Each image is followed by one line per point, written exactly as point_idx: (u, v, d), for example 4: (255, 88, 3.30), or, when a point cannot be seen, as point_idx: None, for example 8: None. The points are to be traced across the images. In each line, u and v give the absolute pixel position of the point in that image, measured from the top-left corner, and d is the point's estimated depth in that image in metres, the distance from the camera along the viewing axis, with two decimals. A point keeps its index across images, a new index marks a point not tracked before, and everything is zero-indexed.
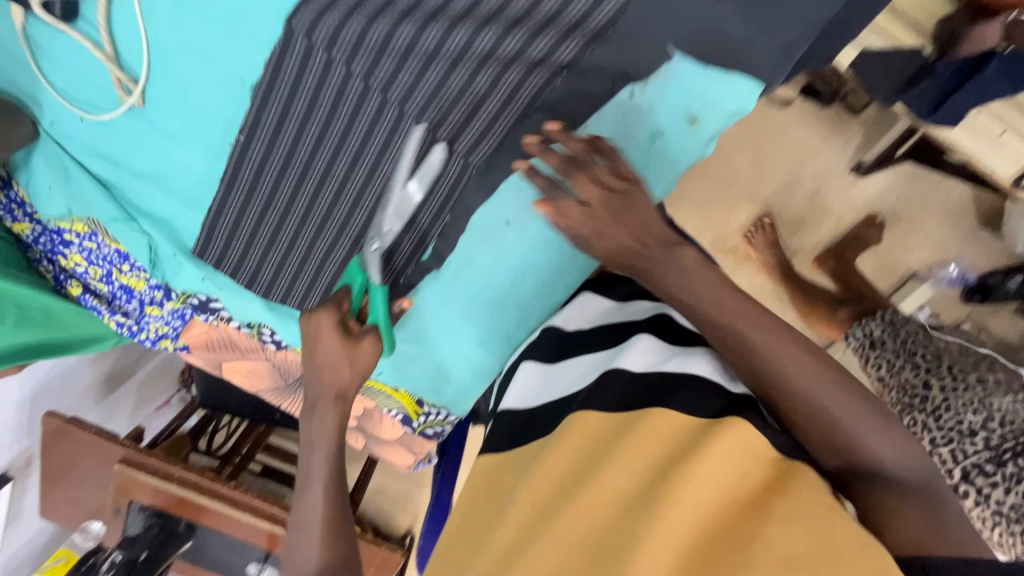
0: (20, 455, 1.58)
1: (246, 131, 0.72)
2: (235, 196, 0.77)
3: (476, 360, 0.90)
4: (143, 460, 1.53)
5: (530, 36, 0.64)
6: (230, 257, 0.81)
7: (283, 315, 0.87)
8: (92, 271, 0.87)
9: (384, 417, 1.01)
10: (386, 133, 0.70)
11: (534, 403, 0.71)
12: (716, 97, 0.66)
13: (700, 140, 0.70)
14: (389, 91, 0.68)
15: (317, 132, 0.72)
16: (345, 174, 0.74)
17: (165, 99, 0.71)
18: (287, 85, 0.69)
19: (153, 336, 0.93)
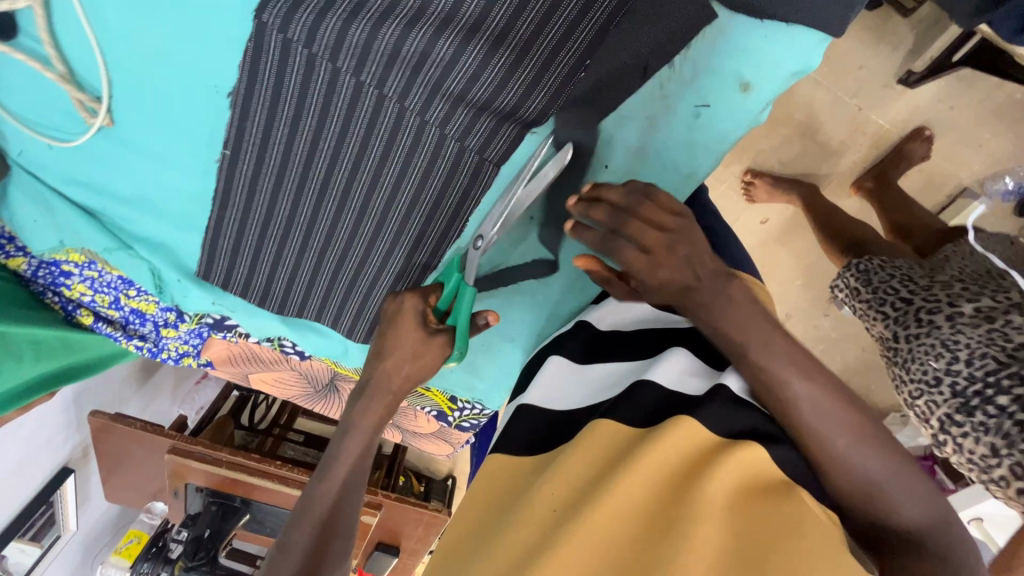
0: (77, 447, 1.63)
1: (232, 144, 0.64)
2: (231, 214, 0.70)
3: (508, 358, 0.86)
4: (191, 447, 1.55)
5: (545, 8, 0.55)
6: (236, 277, 0.76)
7: (302, 327, 0.83)
8: (99, 299, 0.83)
9: (419, 414, 1.03)
10: (390, 133, 0.62)
11: (561, 405, 0.64)
12: (772, 58, 0.56)
13: (754, 106, 0.59)
14: (387, 86, 0.59)
15: (310, 140, 0.63)
16: (347, 181, 0.66)
17: (136, 115, 0.62)
18: (269, 88, 0.59)
19: (176, 355, 0.95)
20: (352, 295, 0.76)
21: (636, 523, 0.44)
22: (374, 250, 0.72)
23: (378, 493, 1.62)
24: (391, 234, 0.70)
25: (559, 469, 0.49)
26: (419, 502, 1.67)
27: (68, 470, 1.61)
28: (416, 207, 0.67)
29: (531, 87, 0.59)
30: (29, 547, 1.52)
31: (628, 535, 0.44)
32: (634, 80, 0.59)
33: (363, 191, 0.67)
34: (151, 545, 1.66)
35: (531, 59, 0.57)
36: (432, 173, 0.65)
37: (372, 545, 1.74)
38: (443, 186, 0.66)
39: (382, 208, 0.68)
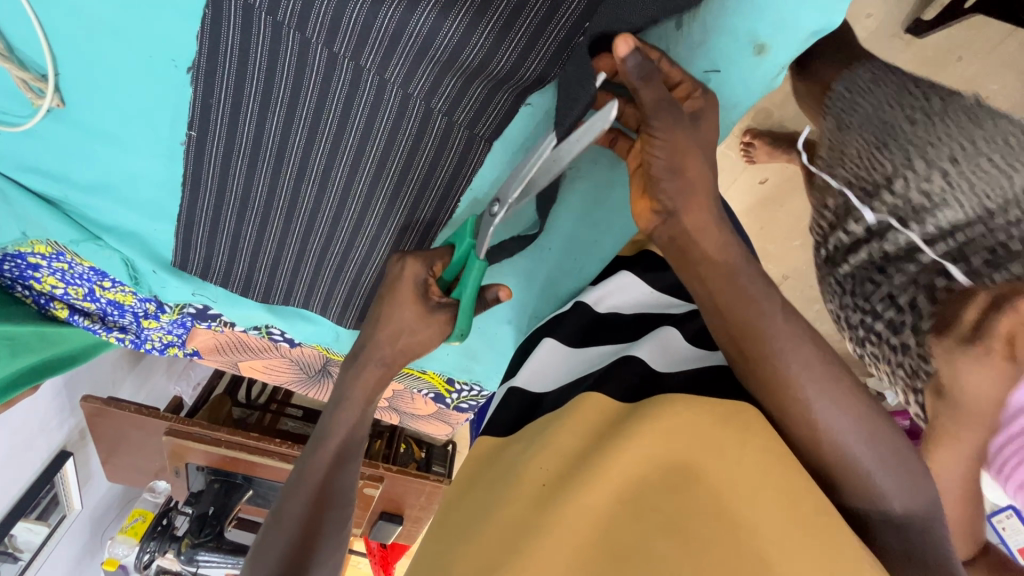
0: (73, 429, 1.62)
1: (197, 125, 0.58)
2: (203, 200, 0.64)
3: (502, 341, 0.84)
4: (189, 428, 1.52)
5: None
6: (214, 267, 0.71)
7: (289, 315, 0.81)
8: (72, 291, 0.78)
9: (415, 396, 1.02)
10: (370, 108, 0.56)
11: (545, 378, 0.63)
12: (789, 12, 0.51)
13: (767, 71, 0.55)
14: (363, 55, 0.53)
15: (283, 117, 0.57)
16: (327, 162, 0.61)
17: (88, 95, 0.57)
18: (234, 60, 0.53)
19: (160, 344, 0.92)
20: (338, 281, 0.73)
21: (621, 489, 0.45)
22: (360, 233, 0.68)
23: (378, 466, 1.62)
24: (377, 217, 0.66)
25: (547, 442, 0.50)
26: (420, 474, 1.68)
27: (67, 453, 1.60)
28: (402, 187, 0.63)
29: (524, 55, 0.53)
30: (35, 526, 1.54)
31: (604, 511, 0.44)
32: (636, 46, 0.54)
33: (345, 172, 0.62)
34: (156, 524, 1.68)
35: (525, 22, 0.51)
36: (418, 151, 0.60)
37: (376, 515, 1.77)
38: (430, 165, 0.61)
39: (367, 189, 0.63)
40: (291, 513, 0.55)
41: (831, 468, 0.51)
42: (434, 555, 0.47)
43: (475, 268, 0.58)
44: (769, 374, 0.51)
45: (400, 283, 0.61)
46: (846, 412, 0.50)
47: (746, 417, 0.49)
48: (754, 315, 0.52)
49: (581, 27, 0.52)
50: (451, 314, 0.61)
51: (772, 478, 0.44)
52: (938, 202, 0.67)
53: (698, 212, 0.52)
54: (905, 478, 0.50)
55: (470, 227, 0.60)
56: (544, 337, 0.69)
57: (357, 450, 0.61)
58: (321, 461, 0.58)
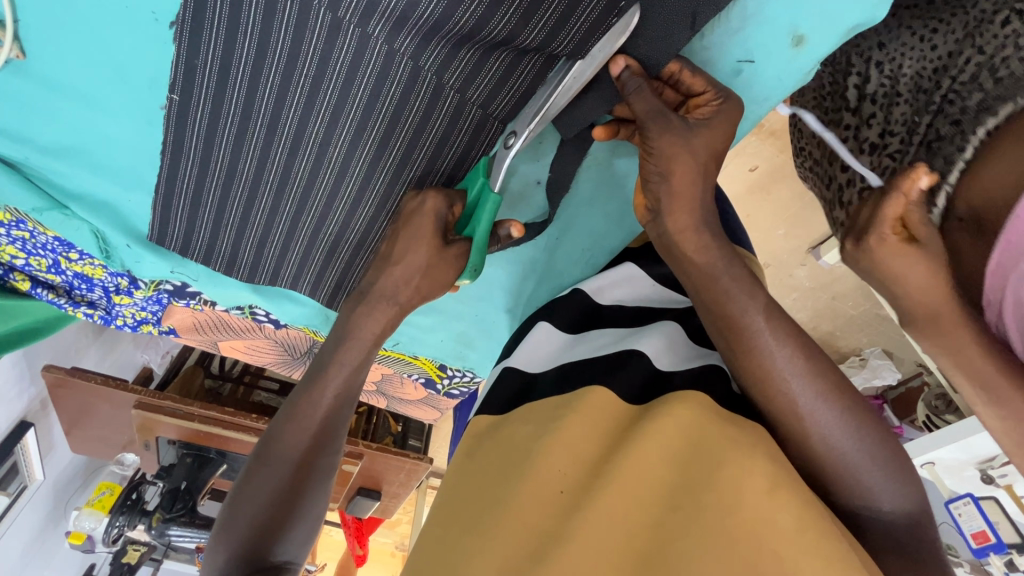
0: (34, 399, 1.55)
1: (179, 88, 0.52)
2: (185, 171, 0.59)
3: (499, 329, 0.82)
4: (161, 402, 1.46)
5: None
6: (196, 243, 0.66)
7: (277, 296, 0.76)
8: (35, 263, 0.72)
9: (405, 381, 1.00)
10: (377, 78, 0.52)
11: (540, 366, 0.61)
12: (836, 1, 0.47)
13: (802, 62, 0.51)
14: (370, 20, 0.48)
15: (277, 84, 0.52)
16: (324, 134, 0.56)
17: (53, 47, 0.50)
18: (223, 19, 0.47)
19: (133, 321, 0.86)
20: (331, 261, 0.69)
21: (641, 494, 0.45)
22: (357, 213, 0.63)
23: (358, 443, 1.59)
24: (377, 196, 0.62)
25: (559, 432, 0.49)
26: (400, 451, 1.67)
27: (28, 424, 1.53)
28: (406, 164, 0.59)
29: (551, 35, 0.48)
30: None
31: (632, 513, 0.43)
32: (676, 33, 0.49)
33: (344, 146, 0.57)
34: (125, 498, 1.63)
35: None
36: (426, 127, 0.56)
37: (354, 490, 1.75)
38: (437, 142, 0.57)
39: (366, 166, 0.59)
40: (259, 496, 0.55)
41: (830, 463, 0.52)
42: (438, 537, 0.47)
43: (490, 202, 0.56)
44: (770, 369, 0.53)
45: (419, 235, 0.57)
46: (836, 409, 0.53)
47: (744, 429, 0.50)
48: (750, 319, 0.53)
49: (616, 6, 0.46)
50: (464, 250, 0.59)
51: (773, 475, 0.45)
52: (883, 109, 0.68)
53: (694, 222, 0.53)
54: (894, 473, 0.53)
55: (483, 166, 0.57)
56: (540, 321, 0.67)
57: (337, 434, 0.59)
58: (292, 447, 0.56)
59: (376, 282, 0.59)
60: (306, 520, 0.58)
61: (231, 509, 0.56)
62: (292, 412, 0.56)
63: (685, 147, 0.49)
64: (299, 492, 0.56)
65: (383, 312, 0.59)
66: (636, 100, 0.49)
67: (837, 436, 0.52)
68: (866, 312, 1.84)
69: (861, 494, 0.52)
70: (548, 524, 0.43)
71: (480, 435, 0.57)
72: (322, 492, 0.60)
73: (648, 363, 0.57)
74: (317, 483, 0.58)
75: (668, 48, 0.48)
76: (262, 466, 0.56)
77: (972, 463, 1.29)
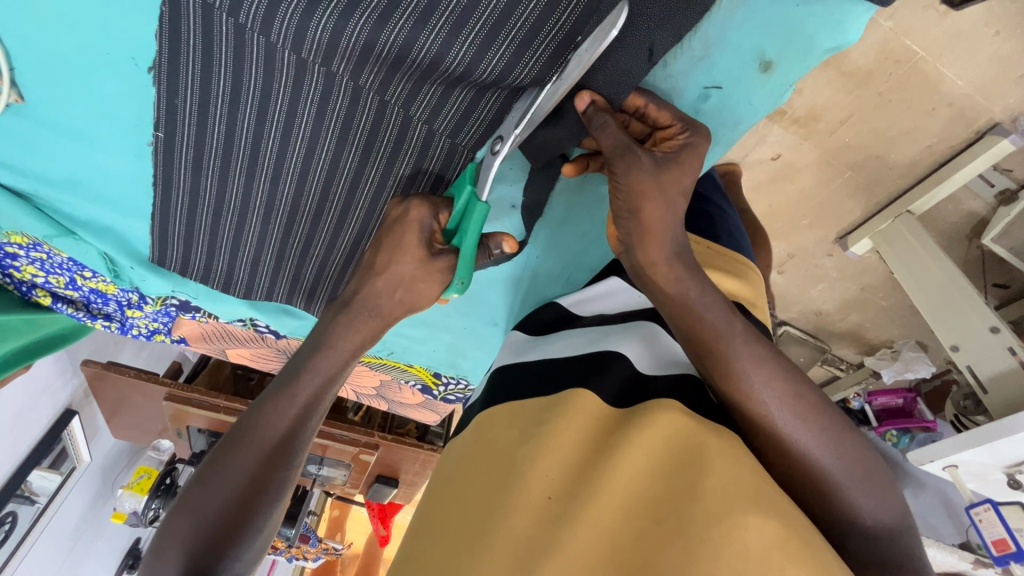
0: (76, 389, 1.67)
1: (163, 125, 0.55)
2: (176, 200, 0.62)
3: (488, 339, 0.85)
4: (188, 395, 1.53)
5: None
6: (195, 263, 0.70)
7: (273, 310, 0.82)
8: (54, 280, 0.77)
9: (403, 387, 1.05)
10: (346, 111, 0.54)
11: (519, 370, 0.62)
12: (799, 31, 0.46)
13: (770, 88, 0.50)
14: (333, 59, 0.49)
15: (253, 120, 0.54)
16: (304, 163, 0.58)
17: (46, 92, 0.53)
18: (197, 66, 0.49)
19: (147, 331, 0.93)
20: (321, 278, 0.72)
21: (623, 502, 0.45)
22: (342, 233, 0.66)
23: (374, 434, 1.62)
24: (359, 218, 0.64)
25: (548, 436, 0.49)
26: (415, 443, 1.69)
27: (72, 412, 1.65)
28: (382, 188, 0.61)
29: (510, 64, 0.48)
30: (49, 474, 1.59)
31: (613, 519, 0.44)
32: (642, 66, 0.47)
33: (323, 174, 0.59)
34: (159, 483, 1.71)
35: (511, 29, 0.45)
36: (398, 154, 0.58)
37: (373, 477, 1.80)
38: (410, 167, 0.59)
39: (346, 191, 0.61)
40: (208, 507, 0.50)
41: (809, 479, 0.53)
42: (432, 534, 0.48)
43: (478, 211, 0.54)
44: (748, 393, 0.52)
45: (404, 244, 0.56)
46: (816, 429, 0.52)
47: (731, 438, 0.50)
48: (727, 345, 0.53)
49: (572, 41, 0.46)
50: (451, 263, 0.58)
51: (756, 491, 0.44)
52: None
53: (666, 253, 0.52)
54: (872, 499, 0.52)
55: (468, 174, 0.56)
56: (521, 333, 0.68)
57: (299, 449, 0.55)
58: (252, 457, 0.52)
59: (357, 293, 0.59)
60: (261, 538, 0.53)
61: (170, 523, 0.50)
62: (252, 422, 0.53)
63: (654, 184, 0.48)
64: (253, 506, 0.51)
65: (363, 324, 0.59)
66: (603, 136, 0.47)
67: (809, 462, 0.52)
68: (898, 303, 1.84)
69: (837, 518, 0.53)
70: (536, 528, 0.44)
71: (462, 443, 0.57)
72: (276, 515, 0.55)
73: (630, 370, 0.56)
74: (272, 501, 0.53)
75: (628, 83, 0.48)
76: (214, 475, 0.51)
77: (1002, 467, 1.22)
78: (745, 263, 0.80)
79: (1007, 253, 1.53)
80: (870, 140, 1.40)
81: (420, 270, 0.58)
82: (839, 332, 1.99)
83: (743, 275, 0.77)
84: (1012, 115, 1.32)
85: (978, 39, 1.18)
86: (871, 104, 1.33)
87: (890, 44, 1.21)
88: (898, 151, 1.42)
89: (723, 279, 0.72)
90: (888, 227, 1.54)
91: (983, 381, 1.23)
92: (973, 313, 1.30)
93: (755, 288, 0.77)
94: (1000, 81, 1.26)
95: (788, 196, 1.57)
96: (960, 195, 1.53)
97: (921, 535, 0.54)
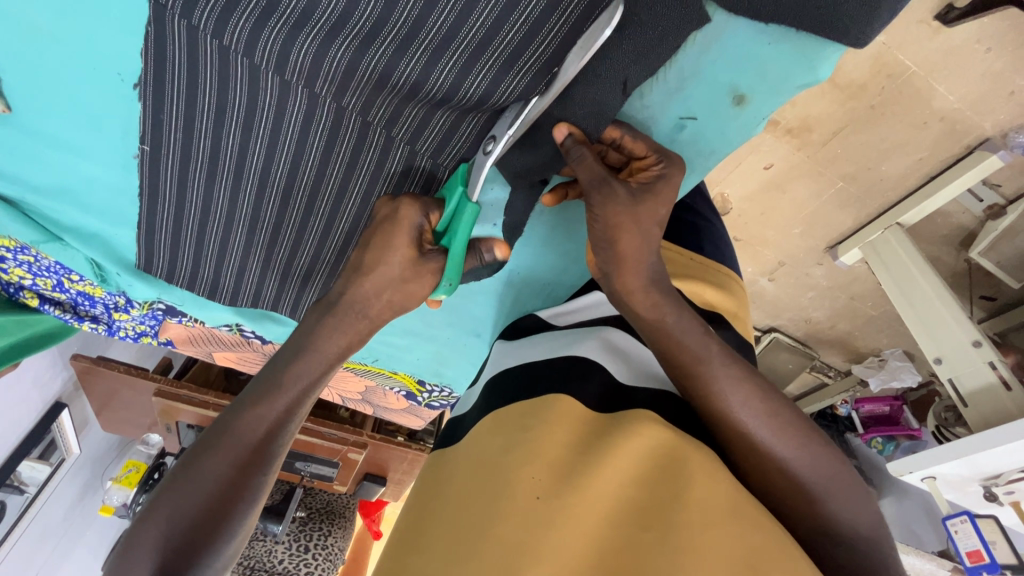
0: (66, 381, 1.67)
1: (149, 139, 0.56)
2: (162, 208, 0.63)
3: (470, 349, 0.87)
4: (178, 391, 1.53)
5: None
6: (180, 269, 0.71)
7: (257, 317, 0.83)
8: (41, 282, 0.78)
9: (387, 393, 1.07)
10: (329, 130, 0.55)
11: (499, 379, 0.63)
12: (769, 68, 0.47)
13: (745, 118, 0.52)
14: (315, 81, 0.50)
15: (238, 136, 0.55)
16: (287, 178, 0.59)
17: (37, 105, 0.54)
18: (182, 84, 0.50)
19: (134, 333, 0.94)
20: (307, 287, 0.74)
21: (612, 508, 0.46)
22: (326, 246, 0.67)
23: (362, 433, 1.63)
24: (343, 232, 0.65)
25: (533, 443, 0.50)
26: (403, 442, 1.70)
27: (62, 404, 1.65)
28: (363, 203, 0.62)
29: (491, 87, 0.48)
30: (39, 464, 1.60)
31: (598, 529, 0.45)
32: (615, 98, 0.48)
33: (308, 189, 0.60)
34: (148, 477, 1.71)
35: (490, 56, 0.46)
36: (379, 171, 0.59)
37: (361, 475, 1.80)
38: (393, 185, 0.60)
39: (330, 206, 0.62)
40: (180, 513, 0.49)
41: (783, 493, 0.54)
42: (421, 538, 0.49)
43: (469, 212, 0.54)
44: (724, 412, 0.54)
45: (395, 246, 0.55)
46: (794, 445, 0.54)
47: (708, 453, 0.51)
48: (705, 367, 0.54)
49: (548, 73, 0.47)
50: (440, 264, 0.57)
51: (732, 504, 0.46)
52: None
53: (642, 281, 0.54)
54: (844, 516, 0.54)
55: (461, 173, 0.55)
56: (503, 347, 0.70)
57: (276, 455, 0.54)
58: (226, 462, 0.51)
59: (347, 293, 0.57)
60: (235, 540, 0.52)
61: (138, 528, 0.49)
62: (227, 425, 0.52)
63: (629, 215, 0.50)
64: (226, 510, 0.51)
65: (348, 321, 0.57)
66: (579, 167, 0.49)
67: (783, 478, 0.54)
68: (887, 313, 1.85)
69: (813, 533, 0.54)
70: (526, 532, 0.44)
71: (451, 458, 0.58)
72: (250, 518, 0.54)
73: (606, 385, 0.57)
74: (246, 507, 0.52)
75: (605, 116, 0.49)
76: (186, 480, 0.50)
77: (978, 479, 1.24)
78: (728, 275, 0.82)
79: (994, 266, 1.55)
80: (862, 152, 1.42)
81: (411, 270, 0.56)
82: (827, 340, 2.01)
83: (724, 286, 0.79)
84: (1003, 131, 1.33)
85: (969, 56, 1.19)
86: (863, 116, 1.34)
87: (883, 58, 1.23)
88: (890, 162, 1.43)
89: (704, 290, 0.74)
90: (878, 238, 1.56)
91: (965, 395, 1.25)
92: (956, 326, 1.32)
93: (736, 300, 0.79)
94: (992, 97, 1.27)
95: (778, 204, 1.59)
96: (950, 208, 1.55)
97: (897, 545, 0.56)
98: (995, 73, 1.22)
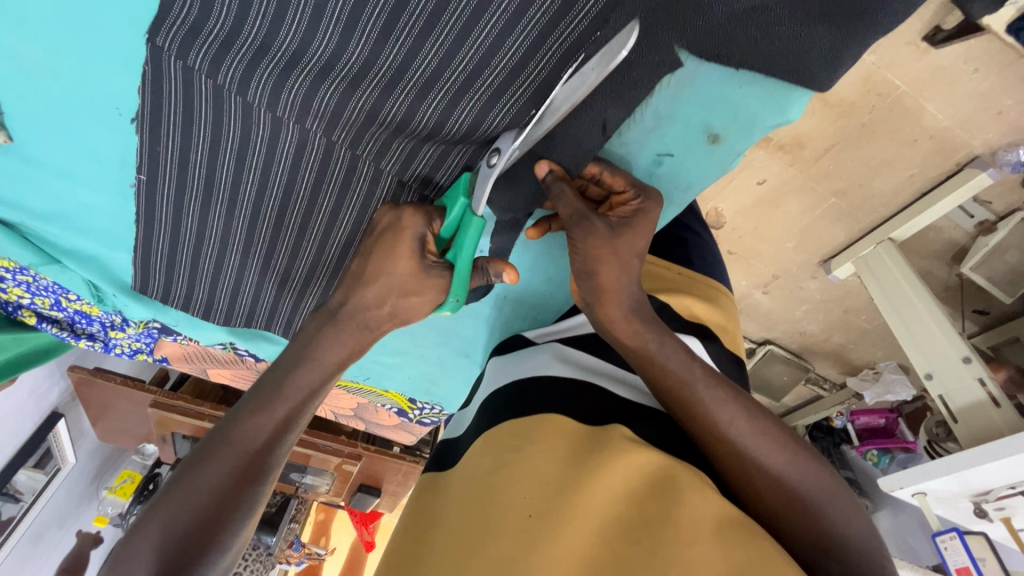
0: (62, 392, 1.68)
1: (146, 169, 0.57)
2: (159, 233, 0.65)
3: (460, 369, 0.88)
4: (174, 402, 1.54)
5: (494, 27, 0.44)
6: (175, 291, 0.72)
7: (250, 336, 0.85)
8: (39, 301, 0.80)
9: (379, 410, 1.09)
10: (320, 161, 0.56)
11: (487, 401, 0.65)
12: (741, 109, 0.49)
13: (721, 154, 0.53)
14: (305, 116, 0.52)
15: (231, 167, 0.57)
16: (280, 205, 0.61)
17: (37, 136, 0.56)
18: (178, 119, 0.52)
19: (130, 350, 0.96)
20: (300, 308, 0.75)
21: (602, 523, 0.47)
22: (318, 270, 0.69)
23: (357, 445, 1.65)
24: (334, 257, 0.67)
25: (519, 464, 0.51)
26: (397, 455, 1.71)
27: (58, 415, 1.67)
28: (353, 229, 0.64)
29: (475, 122, 0.50)
30: (35, 473, 1.61)
31: (590, 545, 0.45)
32: (594, 138, 0.50)
33: (299, 216, 0.62)
34: (143, 488, 1.72)
35: (474, 95, 0.48)
36: (369, 200, 0.60)
37: (355, 487, 1.80)
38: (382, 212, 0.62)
39: (322, 232, 0.64)
40: (175, 522, 0.46)
41: (772, 515, 0.55)
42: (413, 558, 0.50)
43: (473, 226, 0.53)
44: (709, 433, 0.55)
45: (395, 257, 0.55)
46: (778, 468, 0.54)
47: (697, 473, 0.51)
48: (689, 390, 0.55)
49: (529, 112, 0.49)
50: (446, 279, 0.57)
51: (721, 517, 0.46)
52: None
53: (623, 310, 0.56)
54: (838, 537, 0.54)
55: (464, 184, 0.54)
56: (492, 368, 0.72)
57: (273, 465, 0.52)
58: (223, 471, 0.49)
59: (348, 302, 0.57)
60: (228, 555, 0.48)
61: (126, 546, 0.45)
62: (226, 433, 0.50)
63: (608, 248, 0.52)
64: (223, 522, 0.48)
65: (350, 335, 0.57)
66: (559, 204, 0.51)
67: (771, 499, 0.54)
68: (880, 327, 1.87)
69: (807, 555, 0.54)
70: (517, 551, 0.44)
71: (447, 482, 0.59)
72: (244, 532, 0.50)
73: (592, 405, 0.58)
74: (243, 517, 0.49)
75: (585, 154, 0.51)
76: (180, 491, 0.47)
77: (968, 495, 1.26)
78: (718, 288, 0.84)
79: (987, 281, 1.56)
80: (853, 169, 1.44)
81: (414, 281, 0.56)
82: (822, 352, 2.02)
83: (713, 299, 0.80)
84: (992, 149, 1.35)
85: (957, 76, 1.21)
86: (854, 133, 1.36)
87: (872, 77, 1.25)
88: (881, 179, 1.46)
89: (692, 303, 0.76)
90: (870, 253, 1.58)
91: (955, 411, 1.26)
92: (946, 341, 1.33)
93: (725, 312, 0.81)
94: (980, 116, 1.29)
95: (771, 218, 1.61)
96: (941, 224, 1.56)
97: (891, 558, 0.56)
98: (983, 92, 1.24)
